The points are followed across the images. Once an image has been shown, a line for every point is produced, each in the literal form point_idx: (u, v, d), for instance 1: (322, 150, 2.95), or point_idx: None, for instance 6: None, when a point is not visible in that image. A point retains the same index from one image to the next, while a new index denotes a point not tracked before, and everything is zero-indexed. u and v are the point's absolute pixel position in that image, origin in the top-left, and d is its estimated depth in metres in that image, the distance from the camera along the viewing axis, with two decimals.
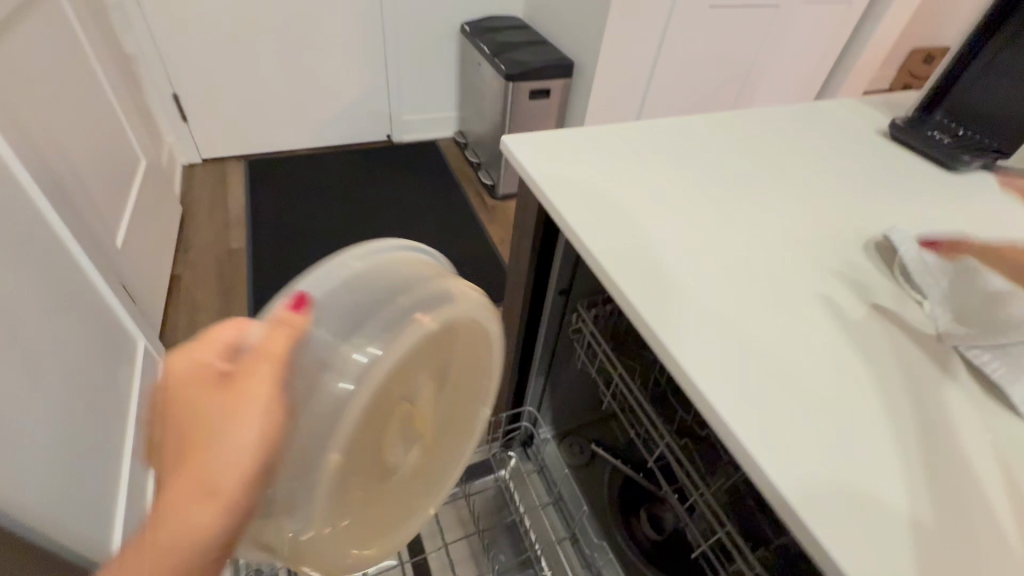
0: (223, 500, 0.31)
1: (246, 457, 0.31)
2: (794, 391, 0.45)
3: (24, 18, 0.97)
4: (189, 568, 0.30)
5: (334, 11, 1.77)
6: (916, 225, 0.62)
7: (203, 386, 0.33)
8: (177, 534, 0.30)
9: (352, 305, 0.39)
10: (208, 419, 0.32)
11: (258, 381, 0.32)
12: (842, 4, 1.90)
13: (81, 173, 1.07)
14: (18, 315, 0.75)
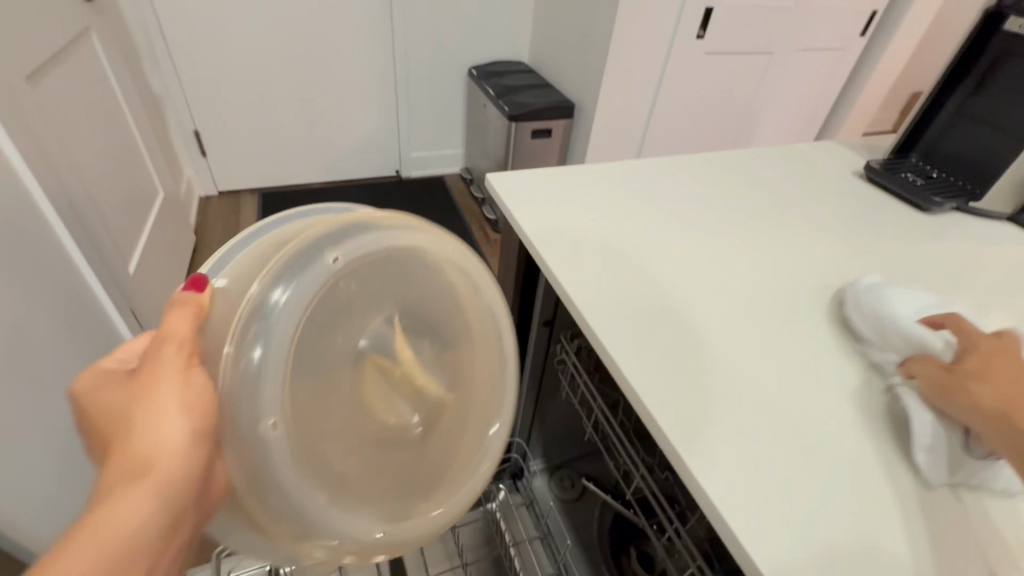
0: (155, 475, 0.33)
1: (173, 429, 0.33)
2: (777, 429, 0.45)
3: (60, 63, 1.05)
4: (135, 547, 0.32)
5: (349, 56, 1.88)
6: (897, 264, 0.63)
7: (121, 386, 0.36)
8: (117, 512, 0.32)
9: (254, 262, 0.40)
10: (127, 412, 0.35)
11: (164, 364, 0.35)
12: (836, 52, 1.97)
13: (101, 204, 1.13)
14: (27, 336, 0.79)
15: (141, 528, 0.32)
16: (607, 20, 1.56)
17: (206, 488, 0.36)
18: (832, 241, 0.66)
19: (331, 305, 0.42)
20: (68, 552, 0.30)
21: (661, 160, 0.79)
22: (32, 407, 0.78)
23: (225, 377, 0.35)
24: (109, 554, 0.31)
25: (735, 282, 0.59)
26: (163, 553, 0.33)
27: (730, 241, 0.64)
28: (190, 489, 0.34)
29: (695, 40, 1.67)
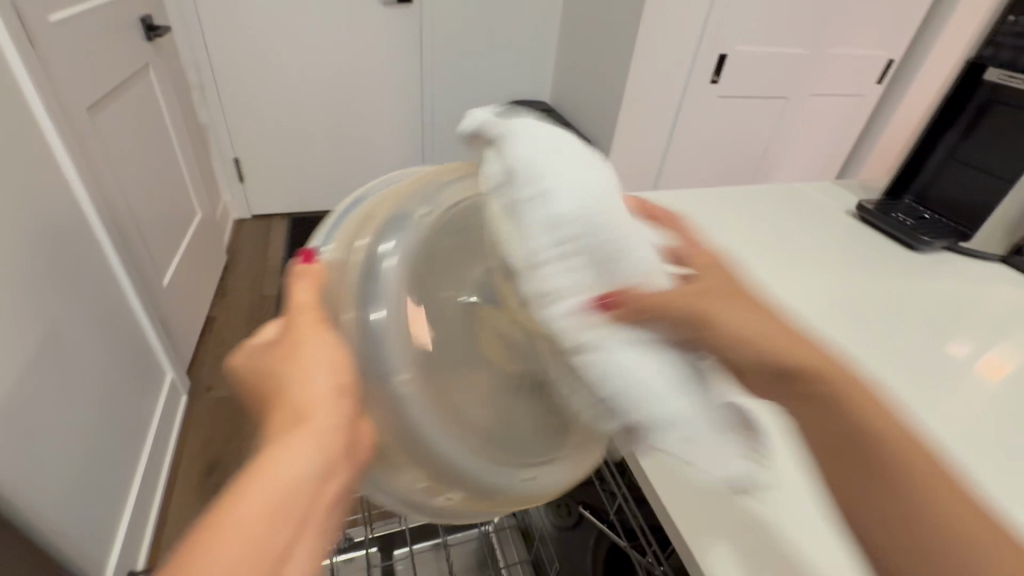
0: (312, 423, 0.31)
1: (320, 375, 0.32)
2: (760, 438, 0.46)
3: (120, 95, 1.17)
4: (297, 499, 0.28)
5: (381, 93, 2.01)
6: (887, 300, 0.65)
7: (265, 355, 0.36)
8: (276, 459, 0.29)
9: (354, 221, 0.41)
10: (278, 374, 0.34)
11: (305, 321, 0.34)
12: (853, 98, 2.01)
13: (143, 220, 1.23)
14: (65, 334, 0.86)
15: (303, 480, 0.29)
16: (623, 64, 1.64)
17: (360, 444, 0.33)
18: (829, 280, 0.67)
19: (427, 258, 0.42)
20: (234, 496, 0.27)
21: (671, 196, 0.84)
22: (61, 404, 0.83)
23: (353, 325, 0.36)
24: (276, 501, 0.28)
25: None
26: (322, 511, 0.30)
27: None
28: (344, 443, 0.31)
29: (709, 83, 1.73)
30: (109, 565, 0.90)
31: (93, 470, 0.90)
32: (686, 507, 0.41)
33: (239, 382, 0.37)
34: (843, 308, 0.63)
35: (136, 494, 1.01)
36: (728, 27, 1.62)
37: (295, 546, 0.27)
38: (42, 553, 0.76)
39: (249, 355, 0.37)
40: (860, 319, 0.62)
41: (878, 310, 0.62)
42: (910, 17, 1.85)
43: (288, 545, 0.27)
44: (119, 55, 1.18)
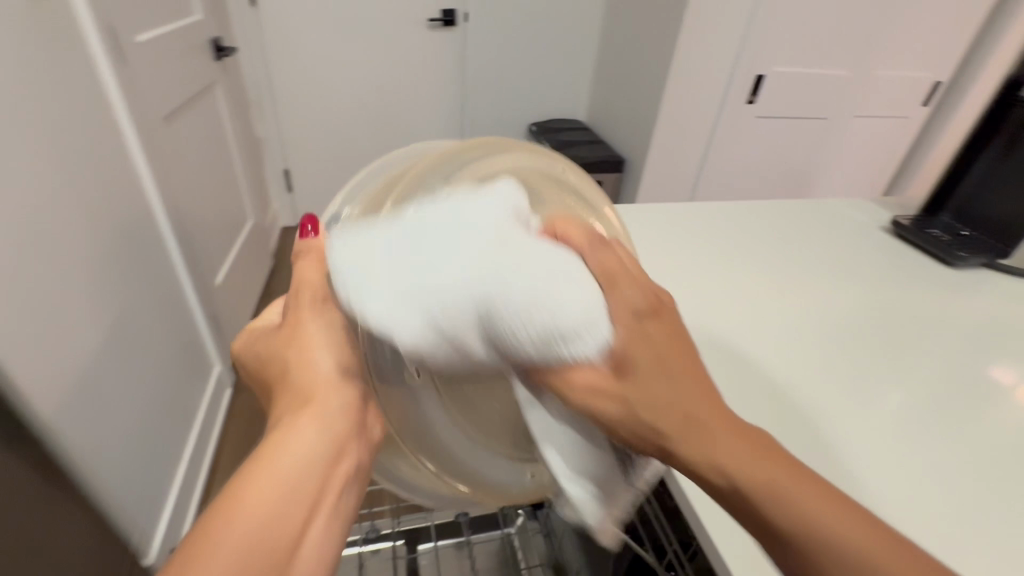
0: (319, 401, 0.41)
1: (322, 362, 0.42)
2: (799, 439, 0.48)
3: (190, 109, 1.28)
4: (312, 466, 0.38)
5: (424, 112, 2.11)
6: (927, 316, 0.65)
7: (272, 342, 0.45)
8: (294, 434, 0.39)
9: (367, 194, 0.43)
10: (285, 358, 0.43)
11: (304, 316, 0.43)
12: (896, 120, 1.97)
13: (203, 223, 1.33)
14: (131, 323, 0.94)
15: (317, 449, 0.39)
16: (659, 85, 1.68)
17: (366, 420, 0.42)
18: (859, 292, 0.68)
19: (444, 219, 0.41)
20: (262, 462, 0.37)
21: (712, 208, 0.86)
22: (124, 386, 0.91)
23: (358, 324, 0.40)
24: (293, 467, 0.37)
25: (757, 320, 0.62)
26: (329, 476, 0.39)
27: (758, 285, 0.68)
28: (350, 419, 0.41)
29: (746, 103, 1.73)
30: (157, 540, 0.96)
31: (149, 449, 0.97)
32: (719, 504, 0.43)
33: (251, 367, 0.47)
34: (884, 323, 0.64)
35: (183, 476, 1.08)
36: (766, 48, 1.64)
37: (316, 504, 0.37)
38: (104, 519, 0.83)
39: (259, 348, 0.46)
40: (903, 334, 0.62)
41: (923, 329, 0.63)
42: (959, 38, 1.81)
43: (308, 505, 0.37)
44: (192, 71, 1.30)
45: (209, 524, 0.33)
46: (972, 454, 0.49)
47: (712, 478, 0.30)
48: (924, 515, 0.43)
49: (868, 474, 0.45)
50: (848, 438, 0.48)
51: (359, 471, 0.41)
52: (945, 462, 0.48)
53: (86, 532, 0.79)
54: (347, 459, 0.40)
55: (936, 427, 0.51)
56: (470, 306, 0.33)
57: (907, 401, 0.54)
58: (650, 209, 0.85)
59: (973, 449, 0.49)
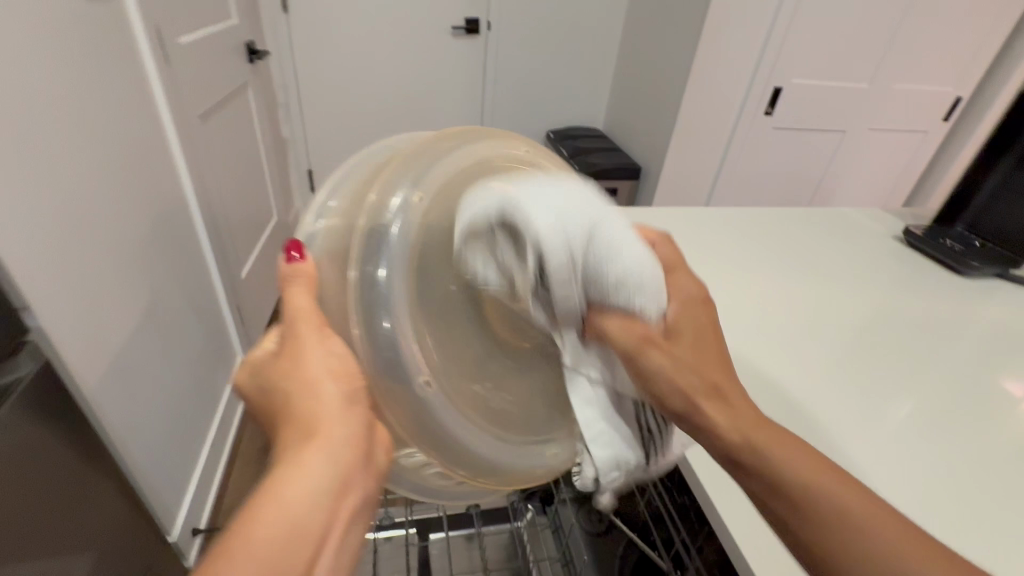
0: (325, 432, 0.35)
1: (325, 387, 0.36)
2: (806, 441, 0.50)
3: (224, 109, 1.34)
4: (316, 506, 0.32)
5: (444, 117, 2.16)
6: (936, 325, 0.66)
7: (272, 369, 0.40)
8: (291, 472, 0.33)
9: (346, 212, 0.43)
10: (286, 386, 0.38)
11: (303, 336, 0.38)
12: (916, 135, 1.97)
13: (231, 218, 1.38)
14: (164, 309, 0.98)
15: (318, 488, 0.33)
16: (678, 94, 1.70)
17: (374, 447, 0.38)
18: (869, 300, 0.70)
19: (441, 210, 0.44)
20: (258, 511, 0.31)
21: (726, 215, 0.88)
22: (155, 370, 0.95)
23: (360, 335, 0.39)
24: (290, 516, 0.31)
25: (764, 328, 0.64)
26: (337, 517, 0.33)
27: (762, 293, 0.70)
28: (355, 445, 0.36)
29: (764, 114, 1.75)
30: (181, 519, 1.00)
31: (176, 432, 1.01)
32: (729, 497, 0.45)
33: (253, 400, 0.42)
34: (893, 331, 0.65)
35: (206, 461, 1.12)
36: (784, 61, 1.66)
37: (320, 553, 0.32)
38: (134, 495, 0.87)
39: (255, 379, 0.41)
40: (911, 342, 0.64)
41: (932, 338, 0.65)
42: (980, 55, 1.81)
43: (314, 553, 0.31)
44: (227, 72, 1.36)
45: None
46: (974, 458, 0.51)
47: (720, 437, 0.36)
48: (925, 515, 0.45)
49: (870, 471, 0.48)
50: (844, 444, 0.50)
51: (366, 505, 0.36)
52: (948, 466, 0.49)
53: (117, 506, 0.83)
54: (355, 495, 0.35)
55: (941, 432, 0.53)
56: (580, 234, 0.37)
57: (913, 407, 0.56)
58: (665, 215, 0.87)
59: (975, 453, 0.51)
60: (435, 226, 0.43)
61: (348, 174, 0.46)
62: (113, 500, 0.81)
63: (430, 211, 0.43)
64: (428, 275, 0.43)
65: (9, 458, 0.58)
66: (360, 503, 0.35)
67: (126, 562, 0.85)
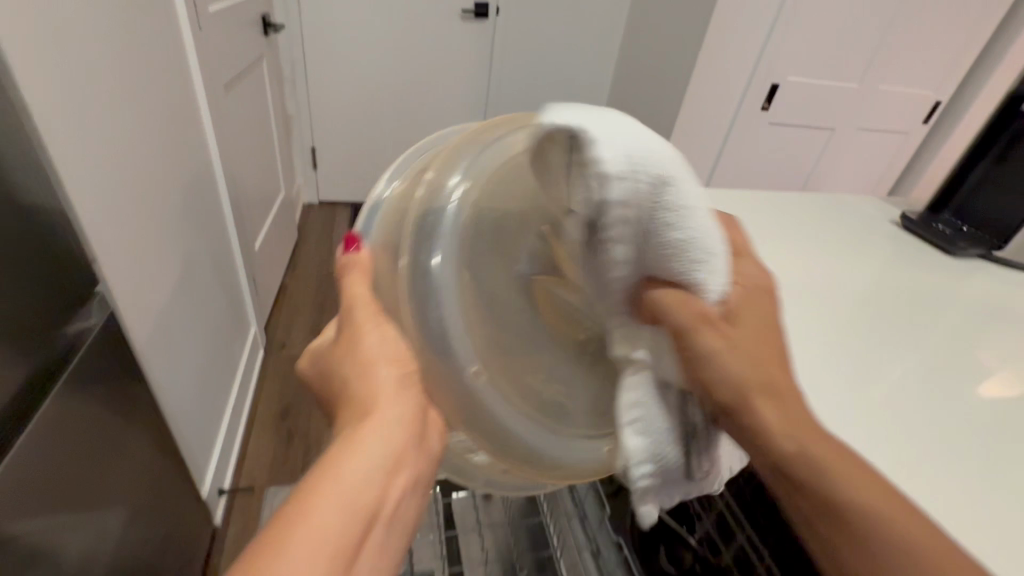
0: (378, 411, 0.41)
1: (381, 369, 0.42)
2: (836, 404, 0.56)
3: (241, 81, 1.35)
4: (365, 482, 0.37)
5: (448, 98, 2.19)
6: (933, 300, 0.74)
7: (331, 355, 0.46)
8: (351, 446, 0.39)
9: (398, 197, 0.47)
10: (345, 370, 0.44)
11: (360, 330, 0.43)
12: (899, 135, 2.08)
13: (246, 190, 1.39)
14: (195, 274, 1.00)
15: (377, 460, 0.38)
16: (680, 87, 1.77)
17: (428, 427, 0.42)
18: (873, 277, 0.77)
19: (489, 196, 0.45)
20: (312, 483, 0.36)
21: (741, 197, 0.95)
22: (189, 332, 0.97)
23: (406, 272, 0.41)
24: (351, 481, 0.37)
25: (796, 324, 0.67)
26: (386, 493, 0.38)
27: (781, 272, 0.76)
28: (406, 424, 0.41)
29: (760, 110, 1.83)
30: (209, 478, 1.03)
31: (204, 394, 1.04)
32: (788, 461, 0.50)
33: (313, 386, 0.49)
34: (894, 303, 0.73)
35: (229, 424, 1.14)
36: (782, 59, 1.74)
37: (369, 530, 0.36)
38: (172, 451, 0.90)
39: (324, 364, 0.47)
40: (907, 313, 0.72)
41: (930, 312, 0.73)
42: (959, 61, 1.93)
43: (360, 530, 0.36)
44: (245, 44, 1.36)
45: (269, 541, 0.33)
46: (965, 410, 0.59)
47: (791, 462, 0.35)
48: (935, 457, 0.52)
49: (886, 423, 0.55)
50: (867, 408, 0.57)
51: (414, 484, 0.41)
52: (944, 416, 0.58)
53: (159, 459, 0.86)
54: (400, 475, 0.39)
55: (939, 390, 0.61)
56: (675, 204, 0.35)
57: (914, 370, 0.63)
58: (685, 196, 0.93)
59: (966, 406, 0.59)
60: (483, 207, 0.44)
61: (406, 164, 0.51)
62: (154, 452, 0.85)
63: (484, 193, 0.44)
64: (480, 255, 0.44)
65: (74, 401, 0.62)
66: (413, 478, 0.41)
67: (164, 514, 0.89)
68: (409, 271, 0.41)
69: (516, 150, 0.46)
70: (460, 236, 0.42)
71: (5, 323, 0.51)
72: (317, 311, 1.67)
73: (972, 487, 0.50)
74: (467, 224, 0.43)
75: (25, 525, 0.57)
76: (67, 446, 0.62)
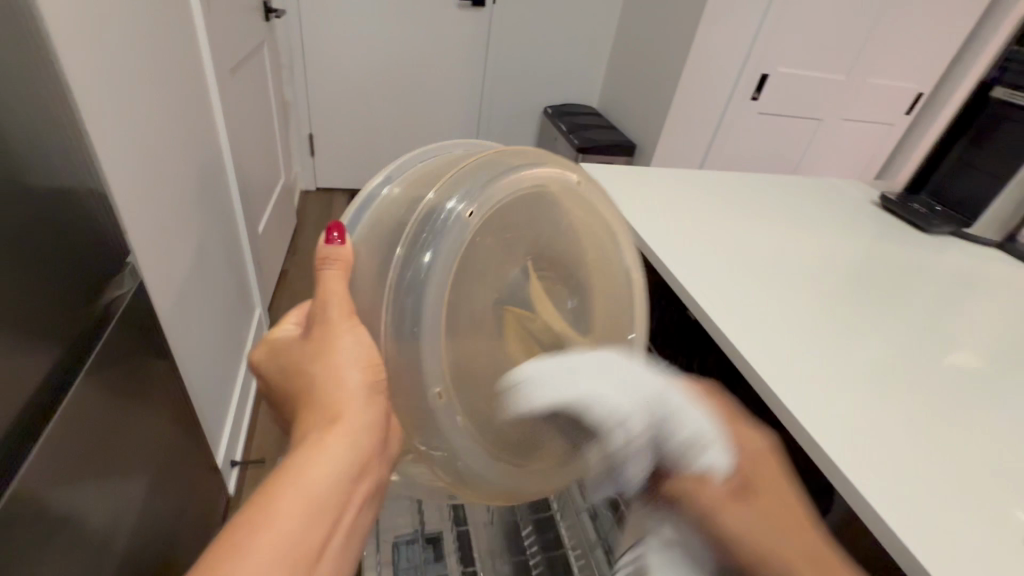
0: (345, 419, 0.41)
1: (350, 373, 0.42)
2: (839, 380, 0.60)
3: (244, 66, 1.37)
4: (331, 487, 0.39)
5: (444, 87, 2.22)
6: (907, 273, 0.81)
7: (297, 350, 0.46)
8: (310, 453, 0.39)
9: (400, 202, 0.48)
10: (309, 370, 0.44)
11: (334, 337, 0.43)
12: (882, 126, 2.15)
13: (249, 174, 1.42)
14: (207, 253, 1.04)
15: (339, 465, 0.39)
16: (672, 77, 1.81)
17: (385, 430, 0.44)
18: (854, 253, 0.83)
19: (490, 226, 0.46)
20: (276, 488, 0.37)
21: (731, 180, 1.00)
22: (203, 309, 1.01)
23: (402, 273, 0.42)
24: (312, 485, 0.38)
25: (794, 317, 0.69)
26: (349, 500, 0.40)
27: (771, 250, 0.81)
28: (372, 431, 0.42)
29: (750, 100, 1.89)
30: (222, 450, 1.07)
31: (216, 370, 1.07)
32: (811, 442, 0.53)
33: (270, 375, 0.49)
34: (872, 275, 0.79)
35: (239, 401, 1.18)
36: (770, 51, 1.79)
37: (330, 538, 0.38)
38: (190, 421, 0.94)
39: (284, 362, 0.47)
40: (883, 285, 0.78)
41: (905, 283, 0.79)
42: (941, 54, 1.99)
43: (323, 537, 0.37)
44: (247, 30, 1.38)
45: (226, 544, 0.33)
46: (938, 371, 0.65)
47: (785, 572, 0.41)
48: (917, 413, 0.58)
49: (878, 390, 0.60)
50: (860, 377, 0.61)
51: (374, 488, 0.43)
52: (916, 375, 0.64)
53: (180, 428, 0.90)
54: (360, 484, 0.41)
55: (910, 352, 0.67)
56: (644, 409, 0.42)
57: (891, 336, 0.69)
58: (680, 178, 0.98)
59: (941, 369, 0.65)
60: (481, 236, 0.46)
61: (415, 168, 0.52)
62: (175, 425, 0.89)
63: (485, 227, 0.46)
64: (467, 281, 0.46)
65: (109, 365, 0.66)
66: (372, 483, 0.43)
67: (183, 481, 0.93)
68: (393, 277, 0.42)
69: (525, 188, 0.48)
70: (456, 256, 0.43)
71: (54, 285, 0.55)
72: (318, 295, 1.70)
73: (951, 439, 0.56)
74: (464, 247, 0.43)
75: (78, 482, 0.60)
76: (108, 408, 0.66)
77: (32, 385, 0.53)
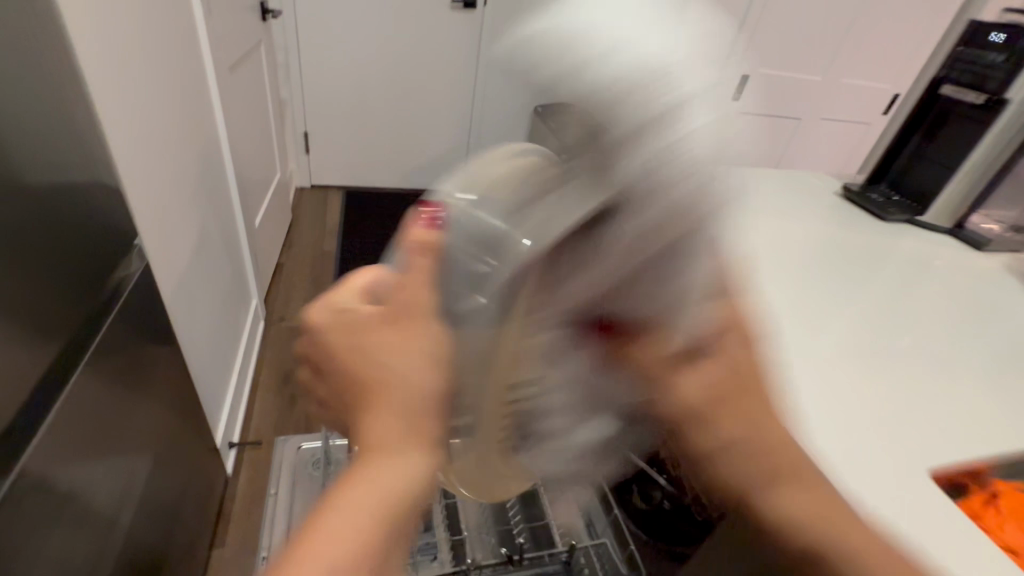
0: (418, 424, 0.33)
1: (417, 366, 0.33)
2: (843, 362, 0.61)
3: (242, 63, 1.42)
4: (396, 507, 0.30)
5: (437, 86, 2.27)
6: (869, 253, 0.86)
7: (360, 319, 0.33)
8: (387, 464, 0.31)
9: (519, 181, 0.34)
10: (371, 348, 0.33)
11: (418, 313, 0.33)
12: (861, 125, 2.22)
13: (246, 168, 1.47)
14: (206, 240, 1.08)
15: (419, 482, 0.32)
16: None
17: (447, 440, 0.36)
18: (824, 233, 0.88)
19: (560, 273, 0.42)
20: (335, 500, 0.30)
21: None
22: (202, 293, 1.05)
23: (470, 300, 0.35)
24: (389, 502, 0.30)
25: (803, 307, 0.69)
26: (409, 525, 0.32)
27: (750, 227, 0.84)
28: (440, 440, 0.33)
29: (731, 100, 1.96)
30: (220, 429, 1.11)
31: (214, 352, 1.12)
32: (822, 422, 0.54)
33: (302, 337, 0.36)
34: (840, 253, 0.83)
35: (236, 385, 1.22)
36: (752, 52, 1.86)
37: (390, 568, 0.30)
38: (191, 398, 0.99)
39: (343, 349, 0.33)
40: (851, 260, 0.82)
41: (869, 260, 0.83)
42: (915, 54, 2.07)
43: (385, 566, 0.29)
44: (245, 29, 1.44)
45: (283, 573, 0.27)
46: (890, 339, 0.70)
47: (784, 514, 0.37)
48: (908, 386, 0.59)
49: (874, 366, 0.61)
50: (862, 359, 0.62)
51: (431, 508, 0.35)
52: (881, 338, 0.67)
53: (181, 404, 0.94)
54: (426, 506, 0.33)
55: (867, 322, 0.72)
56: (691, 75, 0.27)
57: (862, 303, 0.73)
58: None
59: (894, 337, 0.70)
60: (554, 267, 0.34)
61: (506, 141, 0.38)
62: (178, 399, 0.93)
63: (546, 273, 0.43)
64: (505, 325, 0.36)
65: (113, 335, 0.70)
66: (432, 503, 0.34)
67: (183, 455, 0.97)
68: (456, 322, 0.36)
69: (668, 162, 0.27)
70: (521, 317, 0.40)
71: (65, 253, 0.59)
72: (313, 287, 1.74)
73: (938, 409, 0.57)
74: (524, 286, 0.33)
75: (84, 443, 0.64)
76: (113, 377, 0.70)
77: (51, 346, 0.58)
